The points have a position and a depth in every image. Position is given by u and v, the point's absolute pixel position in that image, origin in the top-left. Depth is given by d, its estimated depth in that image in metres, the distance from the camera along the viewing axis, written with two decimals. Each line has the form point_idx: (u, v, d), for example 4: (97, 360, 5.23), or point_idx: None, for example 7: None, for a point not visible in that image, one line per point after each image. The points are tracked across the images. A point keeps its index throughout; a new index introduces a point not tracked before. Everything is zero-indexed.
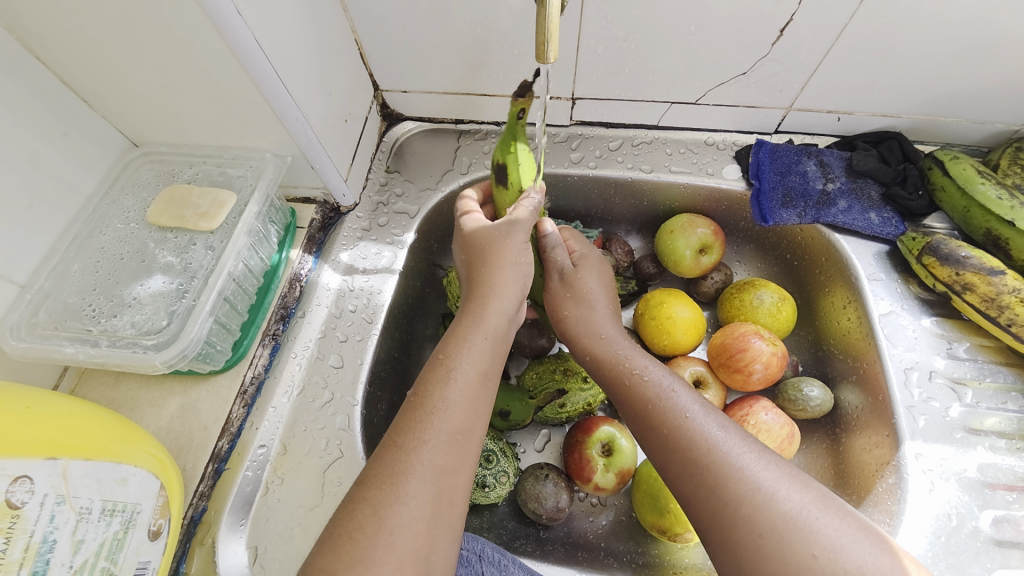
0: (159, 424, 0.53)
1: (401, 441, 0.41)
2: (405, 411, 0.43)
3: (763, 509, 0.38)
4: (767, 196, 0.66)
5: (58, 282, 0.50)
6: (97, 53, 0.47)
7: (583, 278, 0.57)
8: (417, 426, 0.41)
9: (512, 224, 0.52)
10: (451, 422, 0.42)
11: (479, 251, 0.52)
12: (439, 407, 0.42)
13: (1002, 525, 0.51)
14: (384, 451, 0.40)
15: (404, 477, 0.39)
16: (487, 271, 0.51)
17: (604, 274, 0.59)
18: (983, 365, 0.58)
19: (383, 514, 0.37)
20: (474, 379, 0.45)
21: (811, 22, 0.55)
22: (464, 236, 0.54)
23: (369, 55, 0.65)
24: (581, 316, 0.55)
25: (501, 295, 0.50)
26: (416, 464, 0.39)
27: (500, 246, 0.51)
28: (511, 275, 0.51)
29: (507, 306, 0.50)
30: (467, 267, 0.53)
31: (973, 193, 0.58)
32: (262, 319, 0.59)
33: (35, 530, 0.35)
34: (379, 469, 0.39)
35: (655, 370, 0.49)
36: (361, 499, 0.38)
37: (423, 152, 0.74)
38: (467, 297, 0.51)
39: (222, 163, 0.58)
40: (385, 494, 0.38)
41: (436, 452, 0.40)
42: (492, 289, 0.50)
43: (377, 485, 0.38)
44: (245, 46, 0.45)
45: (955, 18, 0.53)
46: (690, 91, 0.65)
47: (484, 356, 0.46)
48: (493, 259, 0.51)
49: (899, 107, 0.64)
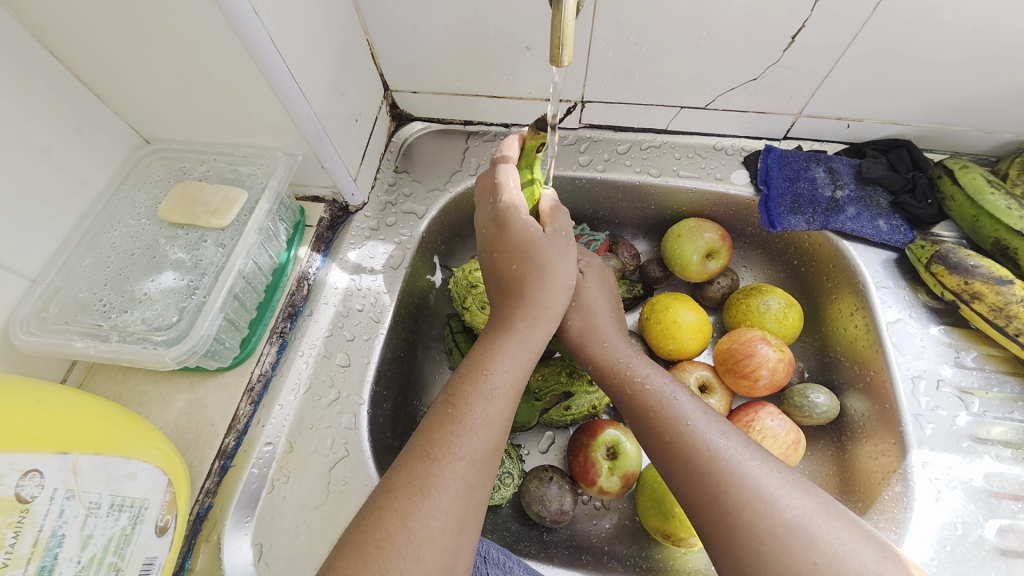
0: (166, 420, 0.53)
1: (434, 453, 0.41)
2: (437, 420, 0.43)
3: (765, 515, 0.38)
4: (775, 202, 0.66)
5: (69, 276, 0.51)
6: (112, 49, 0.47)
7: (588, 289, 0.58)
8: (448, 439, 0.41)
9: (564, 239, 0.54)
10: (484, 439, 0.43)
11: (533, 266, 0.51)
12: (473, 422, 0.43)
13: (1008, 535, 0.51)
14: (414, 461, 0.41)
15: (434, 490, 0.39)
16: (530, 278, 0.51)
17: (608, 285, 0.60)
18: (990, 374, 0.58)
19: (411, 526, 0.37)
20: (509, 395, 0.46)
21: (822, 29, 0.55)
22: (503, 233, 0.52)
23: (380, 55, 0.65)
24: (587, 324, 0.56)
25: (549, 314, 0.50)
26: (447, 479, 0.40)
27: (553, 260, 0.52)
28: (557, 301, 0.51)
29: (551, 329, 0.51)
30: (500, 256, 0.52)
31: (983, 202, 0.58)
32: (270, 316, 0.59)
33: (44, 525, 0.35)
34: (408, 480, 0.39)
35: (657, 378, 0.49)
36: (388, 508, 0.38)
37: (431, 153, 0.74)
38: (506, 305, 0.51)
39: (233, 161, 0.59)
40: (415, 506, 0.38)
41: (467, 468, 0.41)
42: (536, 305, 0.50)
43: (406, 495, 0.38)
44: (259, 43, 0.45)
45: (965, 26, 0.53)
46: (700, 96, 0.65)
47: (522, 372, 0.47)
48: (543, 276, 0.51)
49: (909, 115, 0.64)
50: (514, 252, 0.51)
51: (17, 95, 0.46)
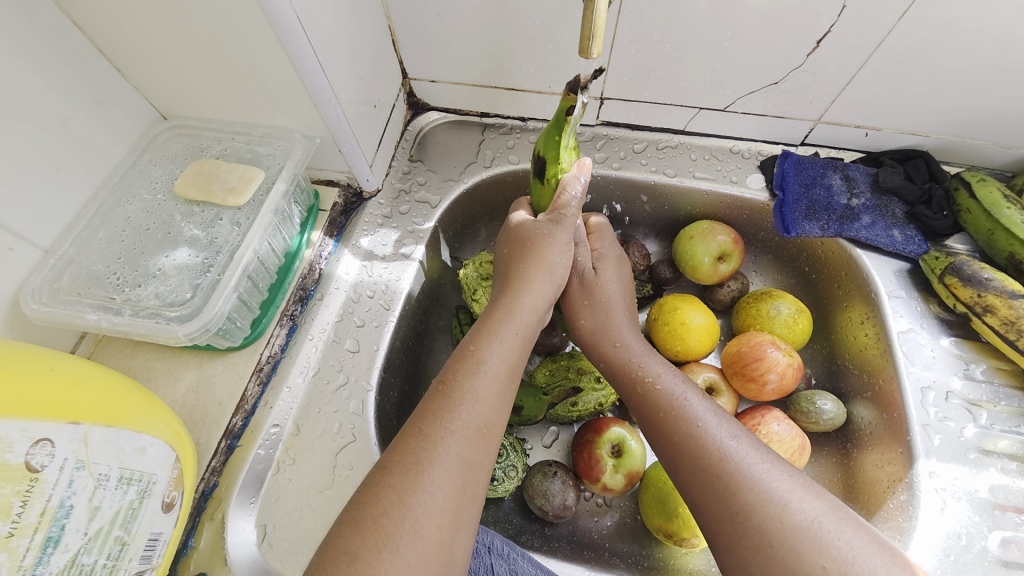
0: (174, 397, 0.53)
1: (428, 429, 0.41)
2: (431, 399, 0.43)
3: (773, 519, 0.38)
4: (790, 208, 0.66)
5: (83, 248, 0.50)
6: (136, 22, 0.46)
7: (604, 283, 0.57)
8: (443, 416, 0.41)
9: (555, 224, 0.53)
10: (479, 415, 0.42)
11: (526, 247, 0.53)
12: (468, 399, 0.43)
13: (1010, 546, 0.51)
14: (408, 438, 0.41)
15: (430, 466, 0.39)
16: (525, 264, 0.52)
17: (622, 275, 0.59)
18: (999, 388, 0.58)
19: (407, 501, 0.37)
20: (503, 373, 0.45)
21: (846, 36, 0.55)
22: (516, 230, 0.56)
23: (400, 42, 0.65)
24: (598, 323, 0.56)
25: (535, 292, 0.51)
26: (441, 454, 0.39)
27: (542, 243, 0.53)
28: (547, 279, 0.52)
29: (540, 307, 0.51)
30: (507, 256, 0.55)
31: (999, 216, 0.59)
32: (282, 299, 0.59)
33: (52, 495, 0.35)
34: (405, 457, 0.39)
35: (668, 378, 0.50)
36: (384, 485, 0.38)
37: (447, 143, 0.74)
38: (500, 290, 0.52)
39: (250, 140, 0.58)
40: (411, 482, 0.38)
41: (462, 445, 0.40)
42: (526, 283, 0.51)
43: (402, 472, 0.38)
44: (285, 22, 0.45)
45: (990, 37, 0.52)
46: (719, 98, 0.65)
47: (514, 351, 0.47)
48: (536, 258, 0.52)
49: (928, 126, 0.64)
50: (515, 243, 0.55)
51: (36, 62, 0.46)
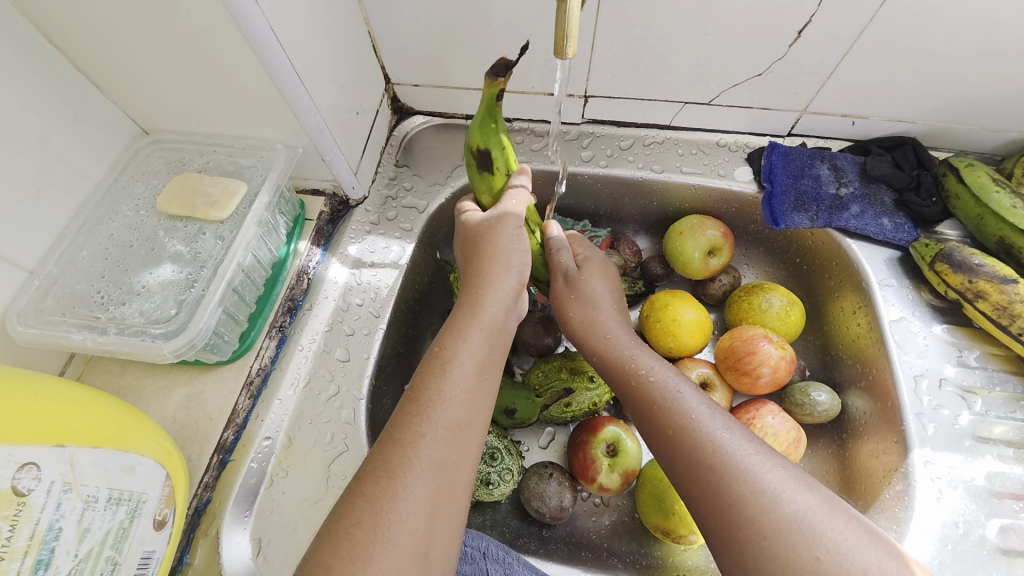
0: (164, 414, 0.53)
1: (398, 434, 0.41)
2: (402, 404, 0.43)
3: (768, 511, 0.38)
4: (779, 199, 0.66)
5: (67, 268, 0.50)
6: (111, 38, 0.46)
7: (586, 274, 0.57)
8: (412, 420, 0.41)
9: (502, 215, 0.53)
10: (449, 416, 0.42)
11: (483, 244, 0.53)
12: (437, 401, 0.42)
13: (1008, 533, 0.51)
14: (381, 445, 0.40)
15: (401, 471, 0.39)
16: (480, 261, 0.52)
17: (602, 266, 0.59)
18: (993, 373, 0.58)
19: (380, 509, 0.37)
20: (472, 372, 0.45)
21: (827, 25, 0.55)
22: (467, 229, 0.55)
23: (381, 47, 0.64)
24: (586, 316, 0.56)
25: (496, 286, 0.51)
26: (412, 458, 0.39)
27: (494, 236, 0.52)
28: (508, 276, 0.52)
29: (505, 301, 0.51)
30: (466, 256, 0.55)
31: (987, 201, 0.58)
32: (270, 310, 0.58)
33: (40, 518, 0.35)
34: (376, 465, 0.39)
35: (661, 370, 0.49)
36: (359, 494, 0.38)
37: (432, 147, 0.73)
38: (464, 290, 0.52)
39: (233, 152, 0.58)
40: (383, 490, 0.38)
41: (433, 447, 0.40)
42: (488, 280, 0.51)
43: (373, 480, 0.38)
44: (259, 33, 0.45)
45: (973, 20, 0.52)
46: (704, 92, 0.65)
47: (481, 348, 0.47)
48: (490, 251, 0.52)
49: (915, 112, 0.63)
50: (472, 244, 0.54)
51: (12, 82, 0.45)
